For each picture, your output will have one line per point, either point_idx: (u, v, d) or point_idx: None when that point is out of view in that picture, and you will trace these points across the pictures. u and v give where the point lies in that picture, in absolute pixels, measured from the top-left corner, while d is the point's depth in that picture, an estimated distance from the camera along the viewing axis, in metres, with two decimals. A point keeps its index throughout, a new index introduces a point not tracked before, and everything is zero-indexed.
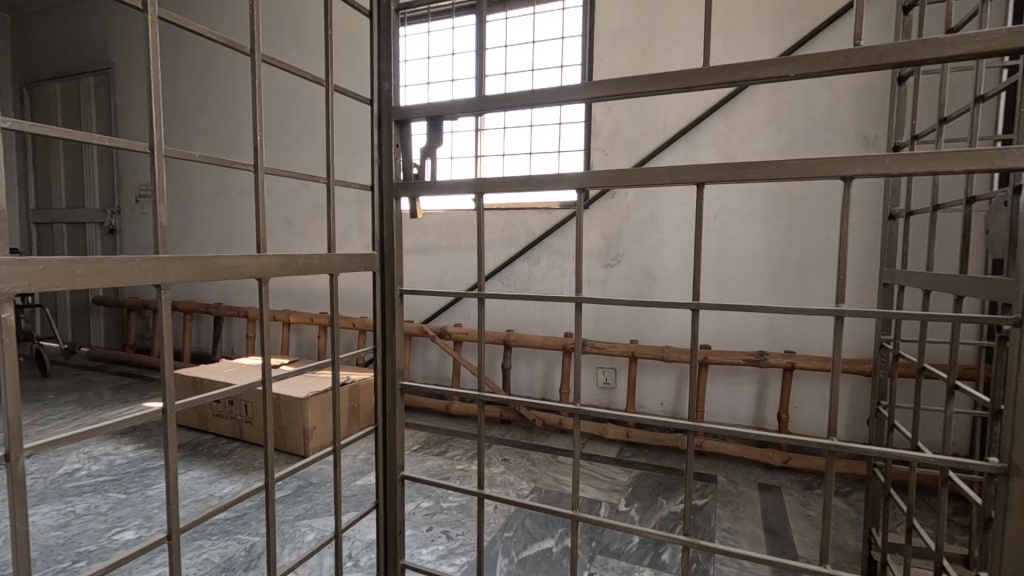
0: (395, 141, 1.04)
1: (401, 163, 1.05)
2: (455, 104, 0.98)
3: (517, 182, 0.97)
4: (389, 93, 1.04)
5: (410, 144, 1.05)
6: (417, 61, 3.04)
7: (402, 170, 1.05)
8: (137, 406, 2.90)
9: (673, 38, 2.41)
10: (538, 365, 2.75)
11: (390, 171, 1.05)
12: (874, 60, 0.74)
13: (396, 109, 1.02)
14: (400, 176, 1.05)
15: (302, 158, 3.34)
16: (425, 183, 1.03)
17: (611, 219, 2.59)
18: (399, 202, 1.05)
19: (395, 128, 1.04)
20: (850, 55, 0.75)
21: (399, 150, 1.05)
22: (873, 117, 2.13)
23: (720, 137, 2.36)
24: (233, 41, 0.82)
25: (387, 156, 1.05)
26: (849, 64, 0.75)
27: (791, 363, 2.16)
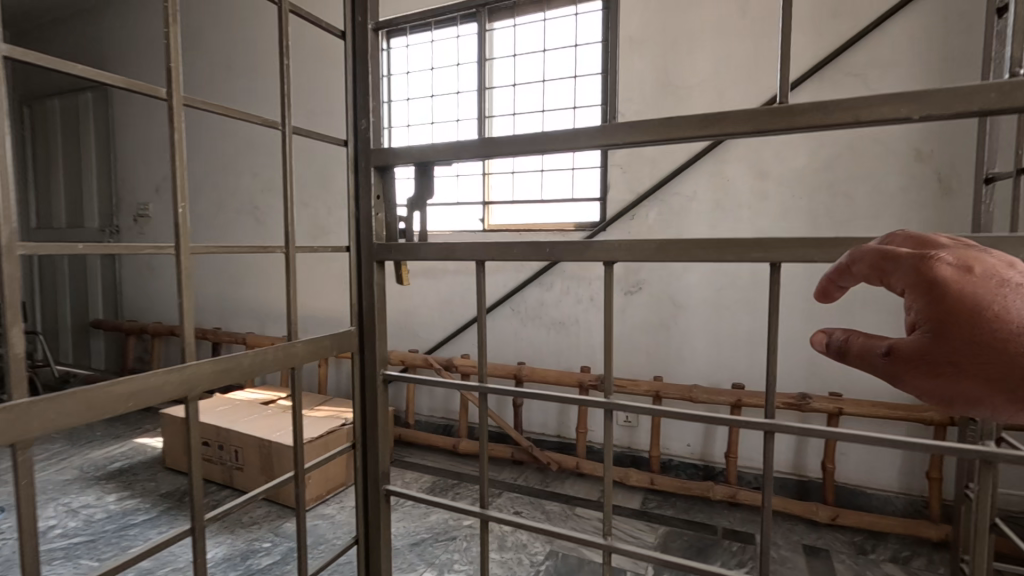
0: (376, 192, 0.85)
1: (384, 221, 0.85)
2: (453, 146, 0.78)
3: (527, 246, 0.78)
4: (370, 130, 0.85)
5: (394, 194, 0.86)
6: (419, 72, 2.85)
7: (386, 227, 0.85)
8: (127, 443, 2.74)
9: (698, 42, 2.19)
10: (553, 401, 2.55)
11: (372, 230, 0.85)
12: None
13: (377, 151, 0.83)
14: (384, 237, 0.85)
15: (301, 175, 3.16)
16: (414, 245, 0.82)
17: (630, 242, 2.37)
18: (380, 265, 0.85)
19: (376, 173, 0.85)
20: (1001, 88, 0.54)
21: (380, 204, 0.85)
22: (931, 129, 1.89)
23: (752, 153, 2.14)
24: (137, 83, 0.67)
25: (367, 211, 0.85)
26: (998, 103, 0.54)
27: (838, 409, 1.91)
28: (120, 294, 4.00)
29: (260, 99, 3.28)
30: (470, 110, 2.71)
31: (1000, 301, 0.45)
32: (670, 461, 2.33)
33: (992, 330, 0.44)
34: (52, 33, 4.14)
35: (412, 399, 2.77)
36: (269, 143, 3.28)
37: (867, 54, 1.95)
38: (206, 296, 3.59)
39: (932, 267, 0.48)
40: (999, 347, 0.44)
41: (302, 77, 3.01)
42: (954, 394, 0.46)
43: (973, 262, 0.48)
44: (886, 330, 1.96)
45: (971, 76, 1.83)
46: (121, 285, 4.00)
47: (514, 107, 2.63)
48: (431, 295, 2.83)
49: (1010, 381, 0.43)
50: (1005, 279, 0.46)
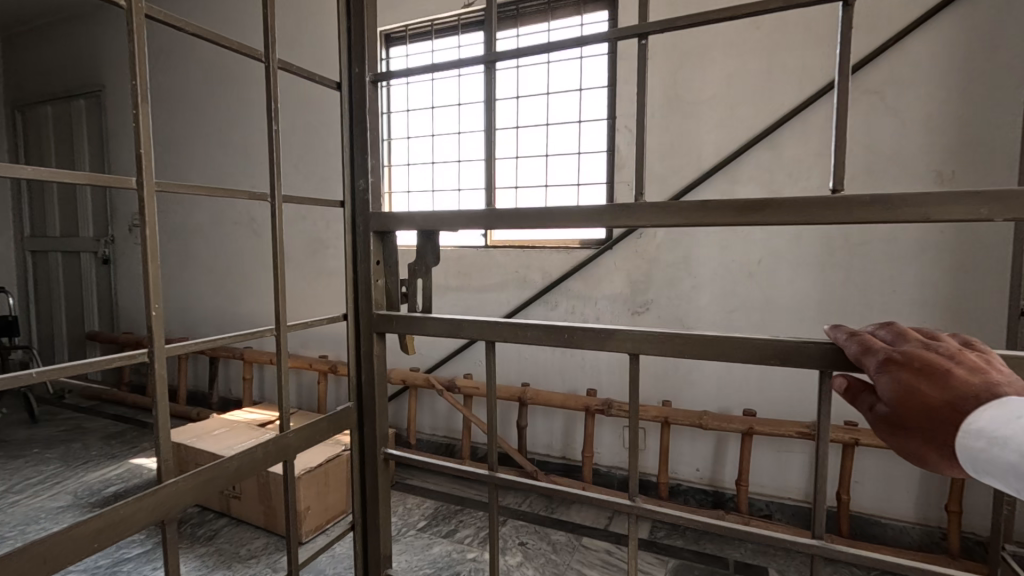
0: (378, 260, 1.09)
1: (385, 287, 1.10)
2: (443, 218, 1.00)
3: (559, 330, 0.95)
4: (369, 199, 1.08)
5: (393, 261, 1.10)
6: (420, 83, 2.77)
7: (387, 293, 1.10)
8: (122, 464, 2.68)
9: (709, 56, 2.11)
10: (558, 421, 2.51)
11: (376, 296, 1.09)
12: (992, 210, 0.66)
13: (379, 218, 1.06)
14: (385, 302, 1.10)
15: (297, 186, 3.07)
16: (409, 315, 1.06)
17: (637, 261, 2.31)
18: (380, 334, 1.09)
19: (376, 240, 1.08)
20: (946, 200, 0.68)
21: (381, 267, 1.09)
22: (950, 151, 1.82)
23: (764, 172, 2.07)
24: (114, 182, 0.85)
25: (368, 274, 1.08)
26: (951, 211, 0.68)
27: (854, 440, 1.85)
28: (115, 305, 3.93)
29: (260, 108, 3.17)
30: (473, 122, 2.63)
31: (929, 382, 0.60)
32: (678, 486, 2.28)
33: (920, 407, 0.59)
34: (46, 39, 4.06)
35: (414, 418, 2.72)
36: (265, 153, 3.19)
37: (884, 72, 1.88)
38: (204, 309, 3.54)
39: (886, 354, 0.64)
40: (929, 413, 0.59)
41: (308, 87, 2.97)
42: (911, 448, 0.62)
43: (919, 351, 0.62)
44: None
45: (996, 95, 1.76)
46: (116, 296, 3.92)
47: (517, 119, 2.55)
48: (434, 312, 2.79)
49: (941, 441, 0.58)
50: (938, 367, 0.60)
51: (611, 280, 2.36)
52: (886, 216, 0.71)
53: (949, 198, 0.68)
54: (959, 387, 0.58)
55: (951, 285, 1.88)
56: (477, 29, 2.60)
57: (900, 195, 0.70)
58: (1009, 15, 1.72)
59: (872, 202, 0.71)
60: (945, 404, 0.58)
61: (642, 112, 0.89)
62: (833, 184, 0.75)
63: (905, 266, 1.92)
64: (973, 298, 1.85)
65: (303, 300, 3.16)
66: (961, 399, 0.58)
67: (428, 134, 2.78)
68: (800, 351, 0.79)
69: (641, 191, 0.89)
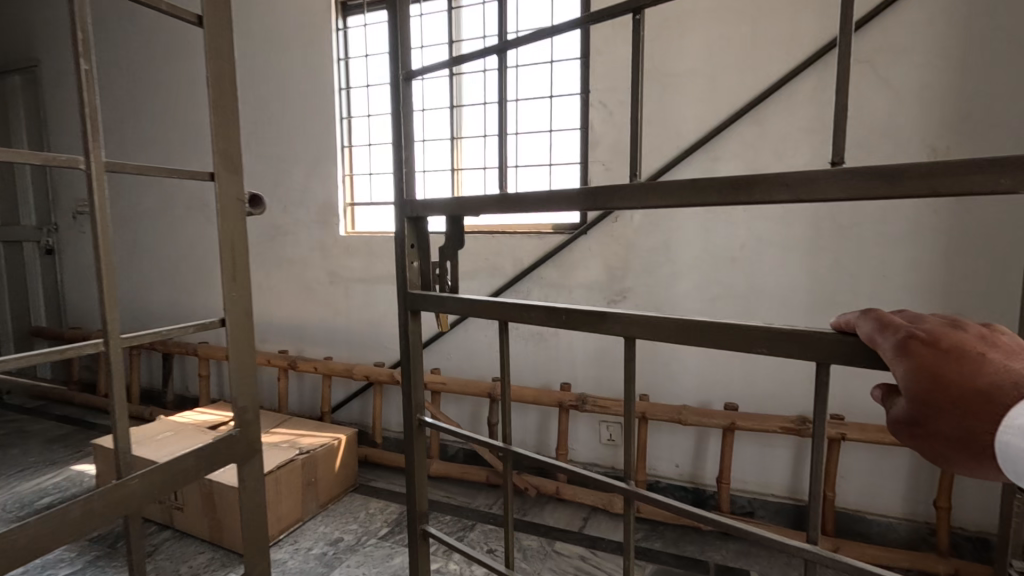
0: (412, 243, 1.04)
1: (419, 269, 1.06)
2: (465, 205, 0.93)
3: (555, 309, 0.85)
4: (400, 184, 1.04)
5: (425, 248, 1.06)
6: (380, 55, 2.56)
7: (420, 274, 1.07)
8: (62, 470, 2.49)
9: (691, 24, 1.95)
10: (531, 416, 2.37)
11: (409, 275, 1.05)
12: (998, 181, 0.51)
13: (411, 202, 1.03)
14: (420, 283, 1.06)
15: (252, 168, 2.85)
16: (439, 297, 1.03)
17: (613, 246, 2.16)
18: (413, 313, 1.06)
19: (409, 224, 1.05)
20: (935, 172, 0.53)
21: (415, 251, 1.05)
22: (945, 125, 1.69)
23: (747, 149, 1.92)
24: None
25: (402, 256, 1.04)
26: (949, 184, 0.53)
27: (842, 435, 1.72)
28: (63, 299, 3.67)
29: None
30: (437, 99, 2.44)
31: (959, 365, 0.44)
32: (656, 483, 2.18)
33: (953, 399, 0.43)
34: None
35: (379, 415, 2.55)
36: None
37: (875, 39, 1.74)
38: (157, 302, 3.31)
39: (904, 336, 0.48)
40: (957, 411, 0.43)
41: (260, 60, 2.74)
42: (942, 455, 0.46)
43: (946, 331, 0.46)
44: None
45: (993, 64, 1.63)
46: (63, 289, 3.66)
47: (485, 96, 2.36)
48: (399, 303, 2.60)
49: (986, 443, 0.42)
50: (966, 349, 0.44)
51: (585, 267, 2.21)
52: (883, 191, 0.56)
53: (942, 170, 0.53)
54: (997, 375, 0.43)
55: (943, 268, 1.76)
56: None
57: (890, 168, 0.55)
58: None
59: (854, 177, 0.58)
60: (981, 397, 0.43)
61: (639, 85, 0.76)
62: (832, 157, 0.60)
63: (894, 249, 1.81)
64: (964, 282, 1.75)
65: (260, 292, 2.95)
66: (999, 393, 0.42)
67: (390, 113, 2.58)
68: (773, 354, 0.65)
69: (634, 168, 0.76)
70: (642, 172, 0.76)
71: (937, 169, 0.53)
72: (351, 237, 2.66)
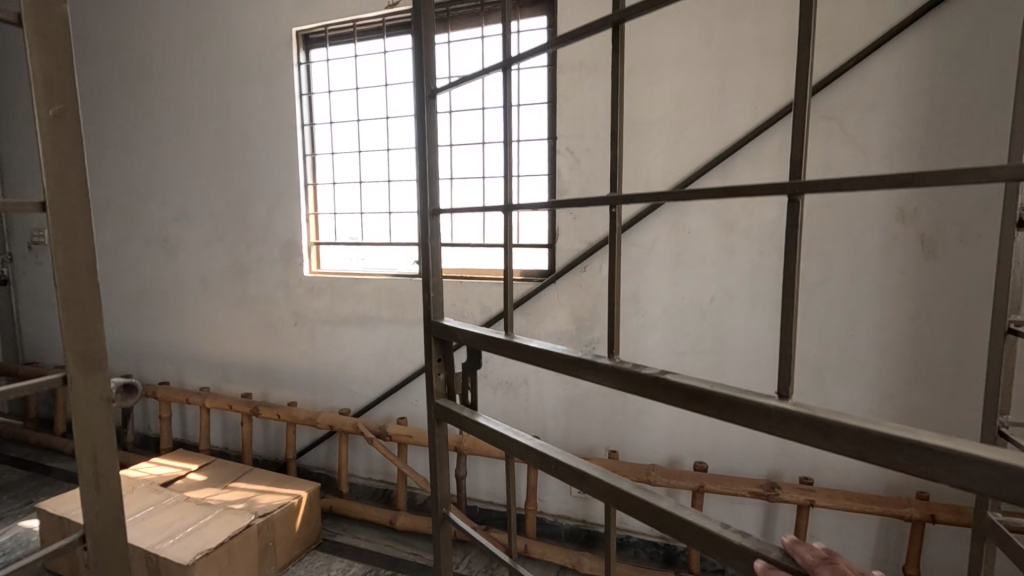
0: (438, 357, 1.08)
1: (444, 378, 1.08)
2: (480, 339, 0.95)
3: (544, 454, 0.83)
4: (429, 306, 1.08)
5: (452, 363, 1.09)
6: (344, 93, 2.50)
7: (446, 384, 1.09)
8: (8, 527, 2.37)
9: (658, 75, 1.89)
10: (500, 468, 2.31)
11: (434, 383, 1.07)
12: (921, 469, 0.46)
13: (440, 324, 1.06)
14: (445, 391, 1.08)
15: (213, 205, 2.74)
16: (461, 413, 1.03)
17: (582, 296, 2.10)
18: (440, 425, 1.08)
19: (437, 344, 1.08)
20: (864, 440, 0.49)
21: (442, 365, 1.08)
22: (913, 185, 1.65)
23: (715, 203, 1.87)
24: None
25: (430, 369, 1.07)
26: (873, 454, 0.49)
27: (809, 502, 1.70)
28: (19, 333, 3.52)
29: (165, 115, 2.80)
30: (402, 140, 2.42)
31: None
32: (627, 538, 2.12)
33: None
34: None
35: (346, 463, 2.48)
36: (174, 168, 2.82)
37: (843, 97, 1.69)
38: (116, 339, 3.18)
39: None
40: None
41: (220, 94, 2.64)
42: None
43: None
44: (861, 407, 1.77)
45: (963, 126, 1.59)
46: (19, 321, 3.51)
47: (451, 137, 2.31)
48: (364, 347, 2.50)
49: None
50: None
51: (553, 317, 2.16)
52: None
53: (868, 438, 0.49)
54: None
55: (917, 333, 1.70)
56: (403, 32, 2.34)
57: (818, 418, 0.52)
58: (976, 40, 1.55)
59: (782, 417, 0.55)
60: None
61: (613, 273, 0.73)
62: (781, 390, 0.57)
63: (864, 309, 1.74)
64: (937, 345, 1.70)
65: (223, 332, 2.84)
66: None
67: (356, 152, 2.53)
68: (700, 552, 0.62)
69: (610, 348, 0.75)
70: (618, 356, 0.74)
71: (862, 438, 0.49)
72: (315, 278, 2.56)
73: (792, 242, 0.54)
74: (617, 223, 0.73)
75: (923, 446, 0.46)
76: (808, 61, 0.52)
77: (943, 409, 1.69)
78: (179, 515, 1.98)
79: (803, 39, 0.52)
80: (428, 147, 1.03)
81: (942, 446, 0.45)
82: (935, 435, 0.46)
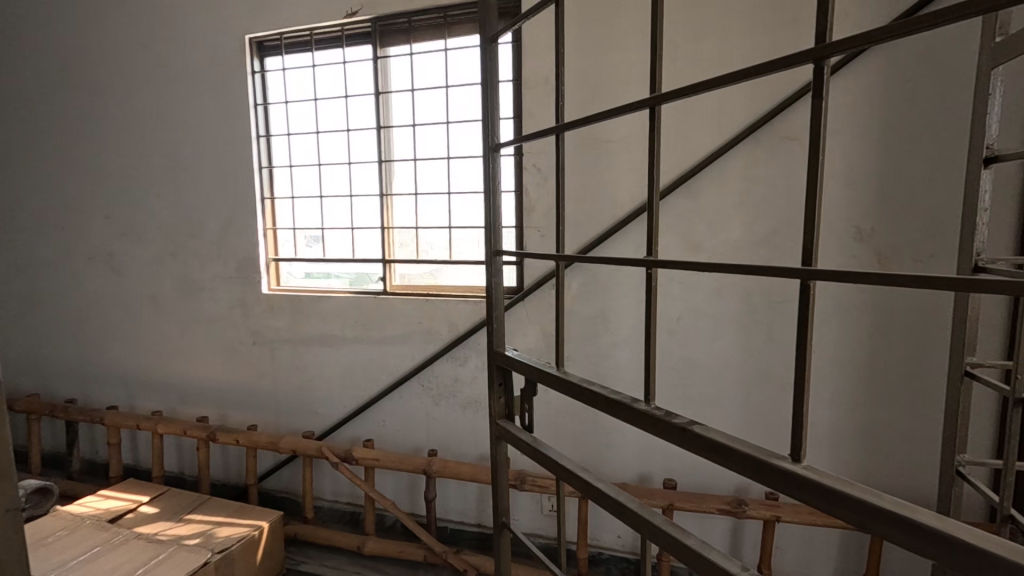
0: (498, 382, 1.06)
1: (504, 401, 1.06)
2: (536, 371, 0.93)
3: (589, 482, 0.81)
4: (492, 337, 1.07)
5: (513, 388, 1.06)
6: (302, 103, 2.41)
7: (505, 405, 1.06)
8: None
9: (624, 93, 1.88)
10: (470, 488, 2.28)
11: (494, 405, 1.06)
12: (919, 547, 0.45)
13: (500, 354, 1.04)
14: (505, 413, 1.06)
15: (164, 219, 2.60)
16: (518, 436, 1.00)
17: (551, 314, 2.08)
18: (501, 444, 1.07)
19: (497, 371, 1.06)
20: (863, 511, 0.48)
21: (502, 390, 1.06)
22: (870, 206, 1.70)
23: (681, 223, 1.88)
24: None
25: (491, 394, 1.06)
26: (874, 526, 0.48)
27: (775, 518, 1.73)
28: None
29: (109, 123, 2.64)
30: (364, 152, 2.34)
31: None
32: (599, 554, 2.12)
33: None
34: None
35: (310, 488, 2.39)
36: (120, 180, 2.65)
37: (803, 119, 1.72)
38: (58, 360, 2.98)
39: None
40: None
41: (168, 102, 2.50)
42: None
43: None
44: (822, 421, 1.82)
45: (914, 151, 1.64)
46: None
47: (415, 152, 2.26)
48: (328, 366, 2.42)
49: None
50: None
51: (523, 334, 2.13)
52: None
53: (866, 509, 0.48)
54: None
55: (874, 350, 1.75)
56: (362, 42, 2.27)
57: (821, 483, 0.51)
58: (925, 68, 1.60)
59: (790, 478, 0.54)
60: None
61: (651, 326, 0.76)
62: (794, 453, 0.56)
63: (825, 325, 1.78)
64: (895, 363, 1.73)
65: (176, 352, 2.70)
66: None
67: (316, 164, 2.43)
68: None
69: (647, 395, 0.75)
70: (655, 401, 0.75)
71: (861, 510, 0.48)
72: (274, 295, 2.46)
73: (805, 320, 0.56)
74: (654, 283, 0.76)
75: (918, 525, 0.44)
76: (822, 152, 0.54)
77: (899, 423, 1.75)
78: (128, 555, 1.86)
79: (814, 136, 0.54)
80: (494, 206, 1.06)
81: (938, 527, 0.44)
82: (931, 514, 0.45)
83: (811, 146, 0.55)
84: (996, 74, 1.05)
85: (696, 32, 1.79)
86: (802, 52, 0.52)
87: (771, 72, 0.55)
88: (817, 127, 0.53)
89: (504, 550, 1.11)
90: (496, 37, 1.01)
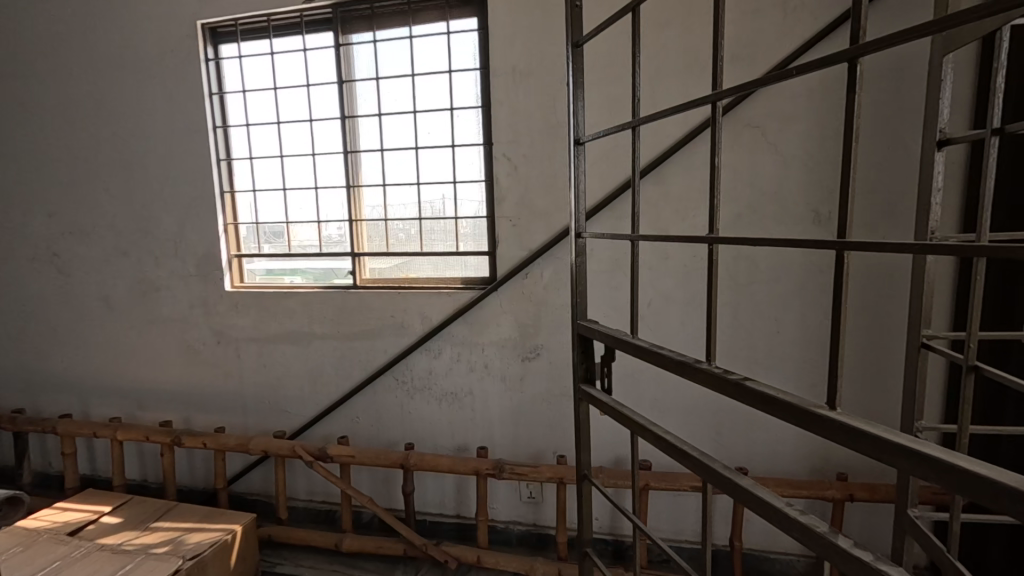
0: (580, 350, 1.07)
1: (586, 366, 1.06)
2: (612, 338, 0.94)
3: (660, 436, 0.82)
4: (578, 308, 1.07)
5: (594, 354, 1.06)
6: (261, 92, 2.32)
7: (589, 369, 1.07)
8: None
9: (592, 82, 1.89)
10: (448, 479, 2.28)
11: (575, 369, 1.06)
12: (921, 478, 0.48)
13: (583, 323, 1.05)
14: (587, 376, 1.06)
15: (113, 215, 2.46)
16: (603, 397, 1.00)
17: (524, 304, 2.08)
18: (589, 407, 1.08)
19: (579, 340, 1.07)
20: (879, 446, 0.51)
21: (583, 357, 1.07)
22: (827, 190, 1.77)
23: (650, 209, 1.92)
24: None
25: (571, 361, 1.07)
26: (891, 460, 0.51)
27: None
28: None
29: (48, 113, 2.47)
30: (327, 143, 2.28)
31: None
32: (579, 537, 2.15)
33: None
34: None
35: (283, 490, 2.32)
36: (63, 174, 2.50)
37: (762, 107, 1.78)
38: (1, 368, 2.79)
39: None
40: None
41: (114, 90, 2.36)
42: None
43: None
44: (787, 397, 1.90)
45: (869, 137, 1.71)
46: None
47: (382, 142, 2.22)
48: (297, 364, 2.36)
49: None
50: None
51: (496, 324, 2.12)
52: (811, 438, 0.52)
53: (880, 445, 0.51)
54: None
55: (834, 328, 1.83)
56: (323, 29, 2.20)
57: (847, 424, 0.55)
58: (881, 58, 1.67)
59: (823, 422, 0.57)
60: None
61: (713, 292, 0.78)
62: (831, 400, 0.59)
63: (790, 304, 1.86)
64: (852, 341, 1.82)
65: (133, 354, 2.58)
66: None
67: (278, 156, 2.35)
68: None
69: (710, 353, 0.77)
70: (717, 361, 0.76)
71: (881, 447, 0.51)
72: (237, 292, 2.38)
73: (840, 289, 0.60)
74: (717, 257, 0.78)
75: (926, 457, 0.47)
76: (852, 150, 0.57)
77: (856, 396, 1.84)
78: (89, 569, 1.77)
79: (848, 132, 0.57)
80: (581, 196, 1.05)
81: (941, 457, 0.46)
82: (940, 448, 0.47)
83: (844, 144, 0.58)
84: (946, 60, 1.11)
85: (659, 20, 1.81)
86: (835, 52, 0.53)
87: (805, 71, 0.57)
88: (852, 122, 0.57)
89: (588, 503, 1.13)
90: (582, 41, 1.00)
